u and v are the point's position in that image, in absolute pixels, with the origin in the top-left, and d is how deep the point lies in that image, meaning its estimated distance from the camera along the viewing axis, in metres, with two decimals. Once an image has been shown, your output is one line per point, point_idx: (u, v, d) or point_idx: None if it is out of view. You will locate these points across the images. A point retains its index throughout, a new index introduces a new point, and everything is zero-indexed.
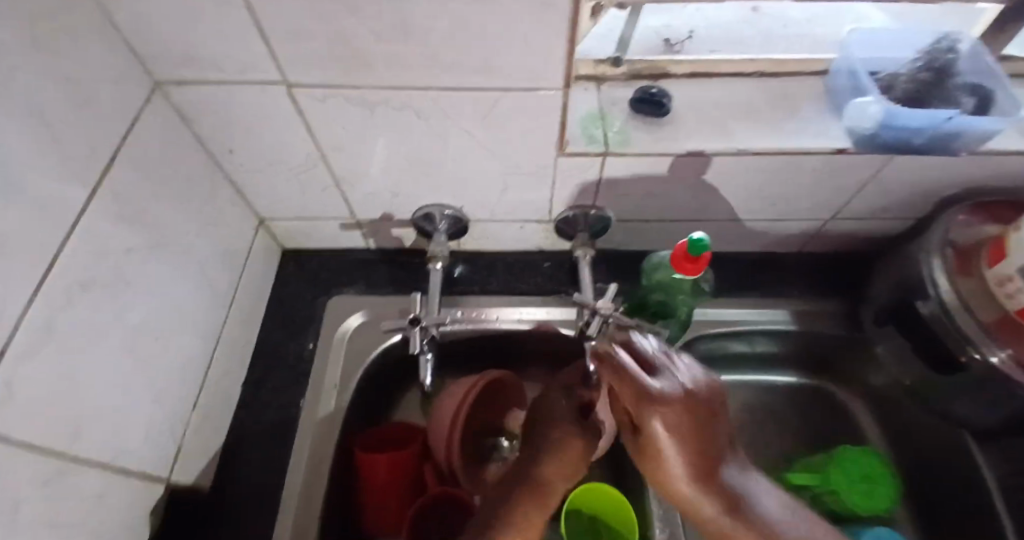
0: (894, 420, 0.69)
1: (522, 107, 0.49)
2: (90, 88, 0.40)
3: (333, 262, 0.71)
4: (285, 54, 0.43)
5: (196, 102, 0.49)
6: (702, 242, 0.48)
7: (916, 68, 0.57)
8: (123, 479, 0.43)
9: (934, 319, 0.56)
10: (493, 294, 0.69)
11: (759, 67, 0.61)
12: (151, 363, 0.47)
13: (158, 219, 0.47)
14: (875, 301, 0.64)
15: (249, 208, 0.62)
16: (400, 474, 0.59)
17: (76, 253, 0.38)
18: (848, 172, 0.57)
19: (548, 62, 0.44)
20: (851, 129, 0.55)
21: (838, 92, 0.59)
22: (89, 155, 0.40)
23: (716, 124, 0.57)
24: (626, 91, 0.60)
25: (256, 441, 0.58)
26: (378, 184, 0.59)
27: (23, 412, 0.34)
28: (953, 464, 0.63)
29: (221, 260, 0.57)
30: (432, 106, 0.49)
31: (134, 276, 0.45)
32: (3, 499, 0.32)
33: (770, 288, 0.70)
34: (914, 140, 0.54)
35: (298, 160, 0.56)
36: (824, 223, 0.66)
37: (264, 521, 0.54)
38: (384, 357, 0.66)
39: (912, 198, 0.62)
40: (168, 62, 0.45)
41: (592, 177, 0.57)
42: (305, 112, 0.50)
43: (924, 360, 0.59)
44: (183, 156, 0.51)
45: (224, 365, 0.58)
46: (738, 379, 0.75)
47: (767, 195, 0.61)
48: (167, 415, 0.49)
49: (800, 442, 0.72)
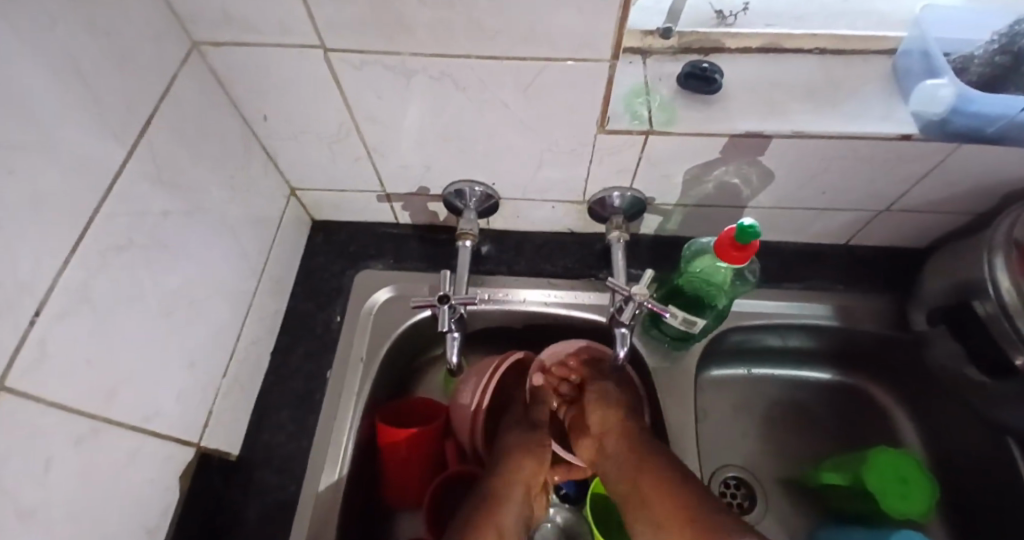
0: (934, 423, 0.66)
1: (566, 80, 0.46)
2: (127, 45, 0.38)
3: (362, 234, 0.70)
4: (323, 17, 0.42)
5: (232, 65, 0.48)
6: (753, 229, 0.46)
7: (991, 52, 0.52)
8: (156, 444, 0.44)
9: (992, 323, 0.52)
10: (523, 275, 0.68)
11: (819, 43, 0.58)
12: (184, 330, 0.46)
13: (193, 184, 0.47)
14: (928, 300, 0.61)
15: (281, 177, 0.62)
16: (425, 451, 0.59)
17: (112, 216, 0.38)
18: (909, 160, 0.53)
19: (598, 32, 0.42)
20: (919, 113, 0.52)
21: (907, 74, 0.55)
22: (126, 116, 0.39)
23: (770, 104, 0.53)
24: (674, 66, 0.56)
25: (283, 411, 0.58)
26: (411, 156, 0.58)
27: (56, 374, 0.34)
28: (997, 477, 0.59)
29: (253, 228, 0.57)
30: (473, 77, 0.47)
31: (167, 241, 0.44)
32: (35, 459, 0.33)
33: (814, 281, 0.67)
34: (988, 129, 0.51)
35: (332, 129, 0.55)
36: (876, 215, 0.63)
37: (289, 490, 0.54)
38: (411, 334, 0.65)
39: (973, 192, 0.58)
40: (205, 23, 0.44)
41: (633, 157, 0.55)
42: (340, 80, 0.48)
43: (977, 365, 0.55)
44: (218, 120, 0.50)
45: (255, 335, 0.58)
46: (771, 373, 0.73)
47: (818, 183, 0.57)
48: (199, 382, 0.49)
49: (831, 440, 0.70)
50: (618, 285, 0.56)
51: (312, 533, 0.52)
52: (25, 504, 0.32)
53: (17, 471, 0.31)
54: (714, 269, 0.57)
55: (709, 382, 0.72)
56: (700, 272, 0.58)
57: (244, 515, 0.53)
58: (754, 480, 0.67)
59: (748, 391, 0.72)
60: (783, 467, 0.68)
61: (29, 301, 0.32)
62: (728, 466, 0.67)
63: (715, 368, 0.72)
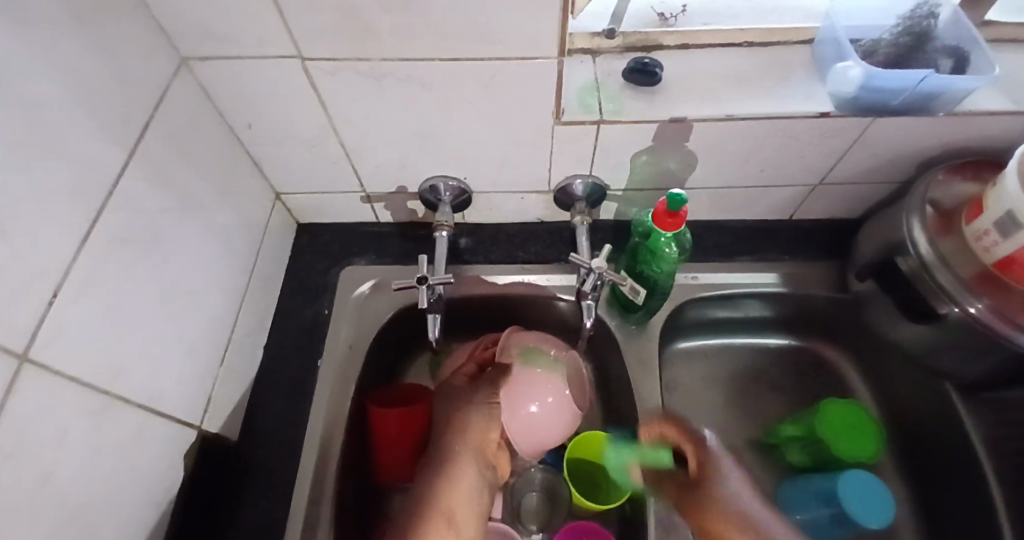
0: (882, 379, 0.72)
1: (518, 78, 0.52)
2: (123, 59, 0.43)
3: (344, 234, 0.75)
4: (299, 30, 0.47)
5: (218, 78, 0.52)
6: (680, 198, 0.52)
7: (895, 34, 0.60)
8: (161, 422, 0.48)
9: (915, 275, 0.58)
10: (496, 263, 0.73)
11: (748, 37, 0.64)
12: (184, 319, 0.51)
13: (185, 183, 0.51)
14: (859, 259, 0.67)
15: (266, 182, 0.66)
16: (411, 430, 0.62)
17: (116, 210, 0.42)
18: (832, 136, 0.60)
19: (545, 31, 0.47)
20: (833, 93, 0.59)
21: (822, 61, 0.62)
22: (124, 123, 0.43)
23: (707, 92, 0.60)
24: (620, 63, 0.62)
25: (277, 398, 0.62)
26: (386, 155, 0.62)
27: (71, 350, 0.38)
28: (936, 417, 0.66)
29: (243, 229, 0.61)
30: (437, 77, 0.52)
31: (166, 237, 0.48)
32: (54, 425, 0.36)
33: (764, 253, 0.73)
34: (893, 102, 0.58)
35: (311, 133, 0.59)
36: (812, 190, 0.69)
37: (286, 469, 0.58)
38: (395, 323, 0.70)
39: (893, 162, 0.64)
40: (193, 40, 0.48)
41: (588, 145, 0.60)
42: (318, 86, 0.53)
43: (905, 314, 0.62)
44: (206, 127, 0.54)
45: (248, 328, 0.62)
46: (731, 342, 0.78)
47: (757, 161, 0.64)
48: (199, 368, 0.53)
49: (789, 400, 0.76)
50: (580, 260, 0.61)
51: (310, 504, 0.56)
52: (44, 469, 0.35)
53: (39, 434, 0.35)
54: (665, 259, 0.61)
55: (676, 355, 0.77)
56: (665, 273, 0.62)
57: (245, 492, 0.57)
58: (722, 441, 0.72)
59: (712, 364, 0.77)
60: (753, 429, 0.73)
61: (45, 283, 0.36)
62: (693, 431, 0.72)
63: (682, 341, 0.78)
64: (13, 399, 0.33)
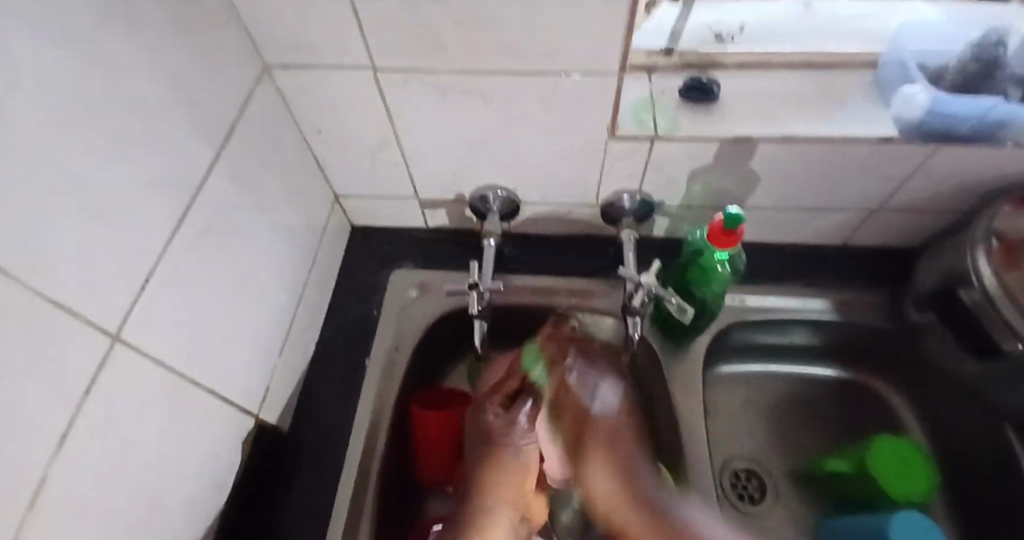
0: (937, 418, 0.69)
1: (579, 93, 0.53)
2: (215, 64, 0.46)
3: (396, 238, 0.77)
4: (374, 41, 0.50)
5: (295, 85, 0.56)
6: (739, 217, 0.52)
7: (963, 60, 0.59)
8: (224, 406, 0.50)
9: (979, 308, 0.56)
10: (542, 274, 0.74)
11: (809, 59, 0.64)
12: (251, 311, 0.54)
13: (259, 182, 0.54)
14: (917, 290, 0.66)
15: (327, 185, 0.69)
16: (453, 433, 0.64)
17: (201, 204, 0.45)
18: (893, 161, 0.59)
19: (609, 48, 0.49)
20: (897, 116, 0.58)
21: (886, 84, 0.61)
22: (212, 123, 0.47)
23: (765, 113, 0.60)
24: (677, 82, 0.63)
25: (327, 392, 0.65)
26: (443, 164, 0.65)
27: (154, 332, 0.40)
28: (995, 462, 0.62)
29: (305, 228, 0.64)
30: (499, 89, 0.54)
31: (240, 231, 0.51)
32: (136, 400, 0.39)
33: (814, 278, 0.72)
34: (961, 128, 0.56)
35: (374, 140, 0.62)
36: (869, 215, 0.68)
37: (333, 462, 0.60)
38: (439, 327, 0.71)
39: (957, 191, 0.63)
40: (276, 49, 0.52)
41: (642, 161, 0.61)
42: (385, 95, 0.56)
43: (966, 349, 0.60)
44: (280, 131, 0.58)
45: (303, 323, 0.65)
46: (776, 368, 0.77)
47: (813, 184, 0.63)
48: (259, 357, 0.55)
49: (835, 431, 0.74)
50: (629, 274, 0.62)
51: (354, 498, 0.58)
52: (124, 441, 0.38)
53: (123, 408, 0.38)
54: (716, 279, 0.62)
55: (718, 377, 0.76)
56: (715, 292, 0.63)
57: (292, 482, 0.59)
58: (762, 469, 0.71)
59: (756, 389, 0.76)
60: (796, 459, 0.72)
61: (139, 268, 0.39)
62: (733, 457, 0.71)
63: (725, 364, 0.76)
64: (104, 373, 0.36)
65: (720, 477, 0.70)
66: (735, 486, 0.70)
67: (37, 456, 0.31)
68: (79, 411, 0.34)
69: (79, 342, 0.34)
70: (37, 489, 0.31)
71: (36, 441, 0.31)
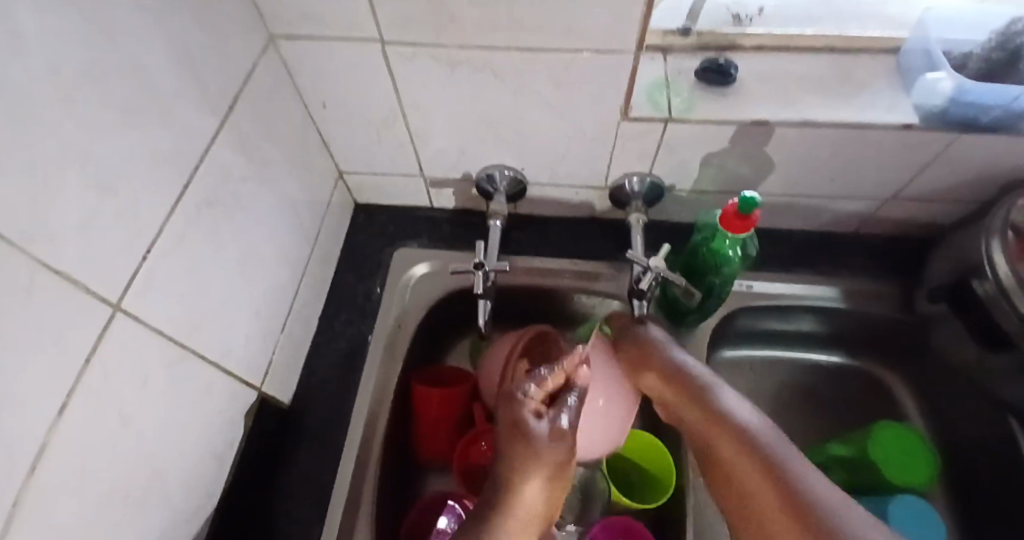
0: (942, 411, 0.69)
1: (592, 70, 0.52)
2: (221, 33, 0.45)
3: (399, 216, 0.76)
4: (384, 13, 0.48)
5: (302, 57, 0.54)
6: (753, 201, 0.51)
7: (988, 49, 0.58)
8: (226, 382, 0.50)
9: (991, 299, 0.56)
10: (547, 255, 0.73)
11: (829, 42, 0.62)
12: (254, 286, 0.53)
13: (263, 155, 0.53)
14: (929, 281, 0.65)
15: (331, 160, 0.68)
16: (452, 411, 0.64)
17: (203, 177, 0.44)
18: (910, 149, 0.57)
19: (627, 24, 0.47)
20: (919, 104, 0.56)
21: (908, 71, 0.60)
22: (217, 94, 0.45)
23: (782, 96, 0.58)
24: (693, 62, 0.61)
25: (328, 370, 0.64)
26: (450, 141, 0.63)
27: (155, 306, 0.40)
28: (999, 455, 0.62)
29: (308, 203, 0.63)
30: (511, 66, 0.52)
31: (244, 205, 0.51)
32: (139, 374, 0.39)
33: (823, 266, 0.71)
34: (983, 119, 0.55)
35: (381, 115, 0.61)
36: (883, 204, 0.67)
37: (334, 438, 0.60)
38: (442, 306, 0.71)
39: (974, 182, 0.61)
40: (282, 19, 0.50)
41: (654, 144, 0.60)
42: (393, 70, 0.54)
43: (977, 341, 0.59)
44: (285, 103, 0.56)
45: (306, 300, 0.64)
46: (780, 356, 0.76)
47: (827, 170, 0.62)
48: (262, 333, 0.55)
49: (836, 419, 0.74)
50: (637, 258, 0.61)
51: (355, 475, 0.58)
52: (125, 416, 0.37)
53: (124, 383, 0.37)
54: (725, 263, 0.60)
55: (722, 363, 0.76)
56: (724, 277, 0.61)
57: (293, 457, 0.59)
58: None
59: (758, 375, 0.75)
60: (796, 446, 0.72)
61: (141, 241, 0.38)
62: None
63: (729, 349, 0.76)
64: (105, 347, 0.35)
65: None
66: None
67: (35, 429, 0.30)
68: (79, 386, 0.33)
69: (79, 315, 0.33)
70: (35, 467, 0.30)
71: (35, 414, 0.30)
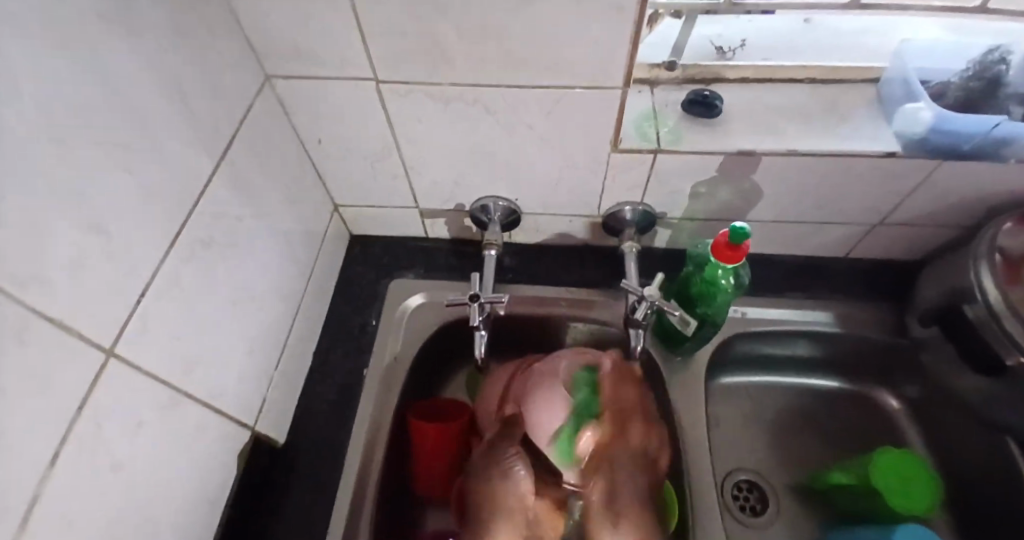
0: (940, 435, 0.69)
1: (581, 104, 0.53)
2: (216, 75, 0.46)
3: (394, 247, 0.77)
4: (378, 52, 0.49)
5: (297, 95, 0.55)
6: (744, 231, 0.52)
7: (966, 77, 0.59)
8: (220, 420, 0.49)
9: (981, 323, 0.56)
10: (542, 284, 0.73)
11: (811, 74, 0.64)
12: (249, 323, 0.53)
13: (258, 192, 0.54)
14: (921, 305, 0.66)
15: (327, 194, 0.69)
16: (449, 447, 0.63)
17: (199, 216, 0.45)
18: (895, 176, 0.58)
19: (612, 61, 0.48)
20: (901, 132, 0.58)
21: (889, 100, 0.62)
22: (212, 134, 0.46)
23: (767, 127, 0.60)
24: (679, 94, 0.63)
25: (323, 405, 0.64)
26: (443, 174, 0.64)
27: (148, 347, 0.40)
28: (999, 478, 0.61)
29: (303, 237, 0.64)
30: (502, 102, 0.53)
31: (239, 243, 0.51)
32: (131, 417, 0.38)
33: (815, 291, 0.72)
34: (964, 146, 0.57)
35: (375, 149, 0.62)
36: (871, 229, 0.68)
37: (328, 475, 0.59)
38: (438, 337, 0.71)
39: (958, 206, 0.63)
40: (277, 59, 0.51)
41: (643, 174, 0.61)
42: (387, 106, 0.55)
43: (970, 366, 0.59)
44: (281, 140, 0.57)
45: (301, 334, 0.64)
46: (778, 382, 0.76)
47: (815, 197, 0.63)
48: (256, 370, 0.55)
49: (836, 444, 0.73)
50: (632, 287, 0.62)
51: (350, 514, 0.57)
52: (116, 461, 0.37)
53: (115, 427, 0.37)
54: (718, 291, 0.61)
55: (719, 390, 0.76)
56: (718, 305, 0.62)
57: (285, 493, 0.58)
58: (765, 484, 0.70)
59: (757, 401, 0.75)
60: (799, 473, 0.71)
61: (135, 283, 0.38)
62: (737, 471, 0.71)
63: (726, 376, 0.76)
64: (96, 392, 0.35)
65: (721, 491, 0.70)
66: (736, 500, 0.69)
67: (27, 476, 0.30)
68: (71, 431, 0.33)
69: (71, 360, 0.33)
70: (26, 516, 0.30)
71: (26, 460, 0.30)
